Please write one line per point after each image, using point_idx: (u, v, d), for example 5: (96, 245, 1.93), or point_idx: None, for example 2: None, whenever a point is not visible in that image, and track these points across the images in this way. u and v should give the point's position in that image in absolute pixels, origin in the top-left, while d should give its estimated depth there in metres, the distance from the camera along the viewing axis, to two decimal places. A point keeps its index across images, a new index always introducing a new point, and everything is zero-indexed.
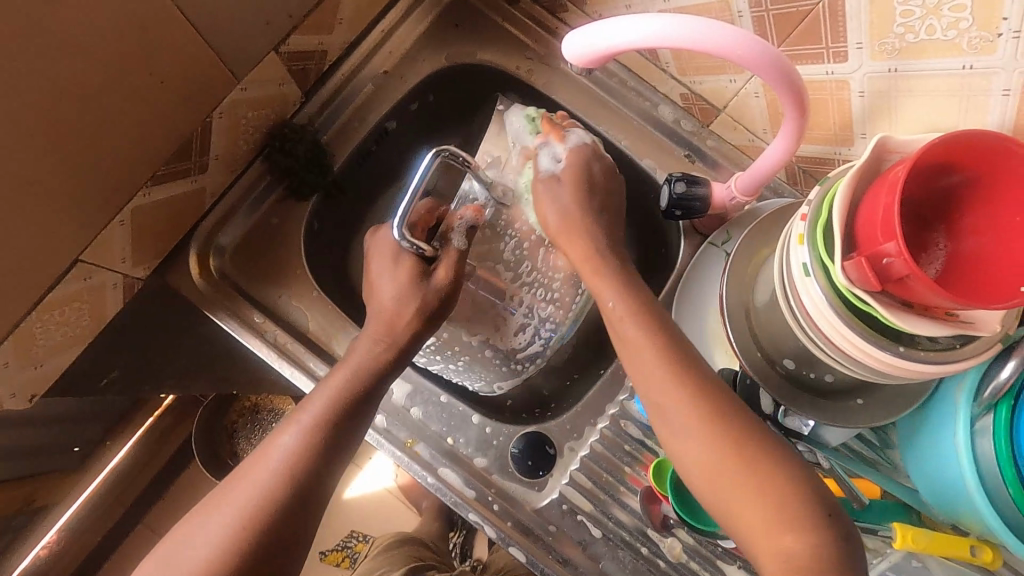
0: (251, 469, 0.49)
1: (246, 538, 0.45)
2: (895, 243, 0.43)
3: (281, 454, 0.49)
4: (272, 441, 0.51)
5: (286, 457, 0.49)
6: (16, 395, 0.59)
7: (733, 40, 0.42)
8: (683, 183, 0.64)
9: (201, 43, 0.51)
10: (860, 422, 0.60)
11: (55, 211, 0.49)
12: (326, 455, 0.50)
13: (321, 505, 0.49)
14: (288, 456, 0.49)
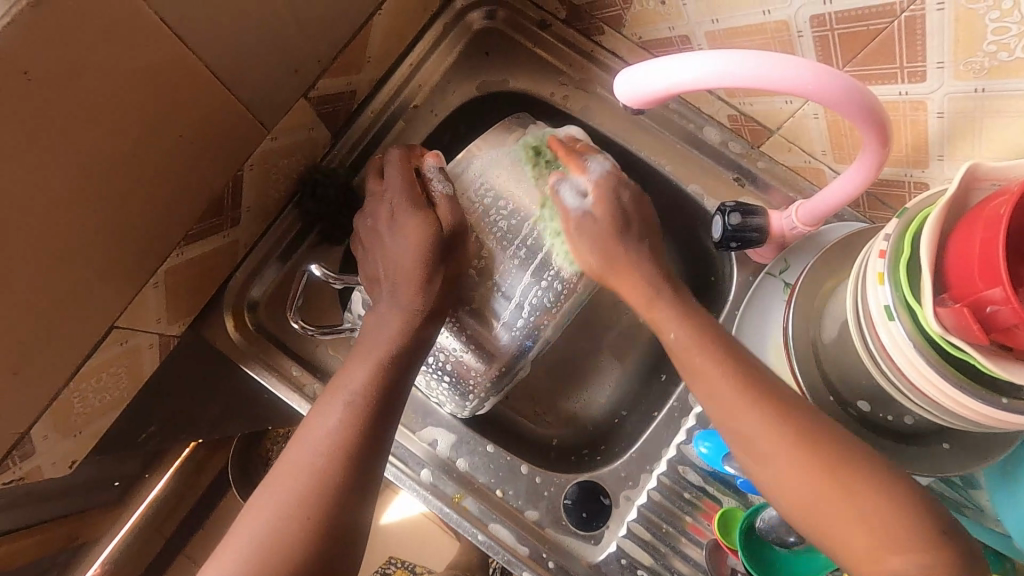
0: (300, 449, 0.48)
1: (310, 515, 0.45)
2: (1002, 288, 0.39)
3: (327, 433, 0.49)
4: (316, 419, 0.50)
5: (337, 437, 0.48)
6: (56, 463, 0.57)
7: (801, 74, 0.38)
8: (738, 215, 0.60)
9: (231, 99, 0.49)
10: (948, 470, 0.55)
11: (90, 283, 0.47)
12: (373, 432, 0.50)
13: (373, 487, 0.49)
14: (338, 435, 0.48)
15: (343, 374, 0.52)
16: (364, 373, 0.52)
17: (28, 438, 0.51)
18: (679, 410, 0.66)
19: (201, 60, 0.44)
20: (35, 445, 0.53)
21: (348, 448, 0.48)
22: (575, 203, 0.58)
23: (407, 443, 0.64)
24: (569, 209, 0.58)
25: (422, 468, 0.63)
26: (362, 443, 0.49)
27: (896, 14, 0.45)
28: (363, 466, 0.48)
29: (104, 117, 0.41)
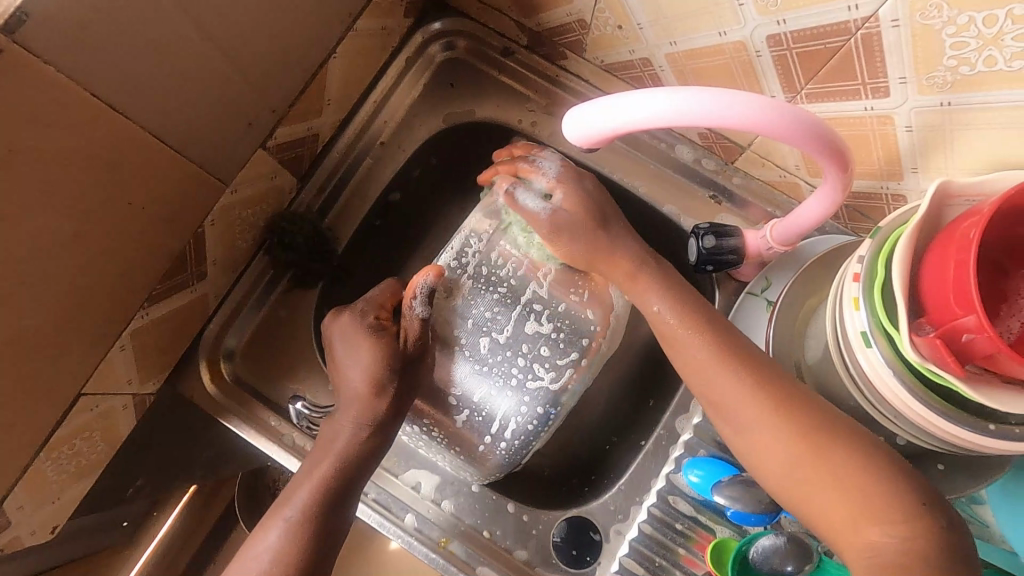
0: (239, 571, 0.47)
1: None
2: (975, 316, 0.37)
3: (266, 552, 0.47)
4: (258, 538, 0.49)
5: (274, 556, 0.47)
6: (36, 530, 0.56)
7: (751, 109, 0.37)
8: (712, 237, 0.58)
9: (183, 160, 0.48)
10: (945, 492, 0.53)
11: (51, 356, 0.47)
12: (318, 551, 0.48)
13: None
14: (276, 554, 0.47)
15: (289, 493, 0.51)
16: (313, 490, 0.50)
17: (2, 511, 0.51)
18: (667, 438, 0.64)
19: (144, 128, 0.44)
20: (9, 517, 0.52)
21: (286, 568, 0.47)
22: (538, 206, 0.56)
23: (390, 487, 0.63)
24: (533, 211, 0.56)
25: (406, 513, 0.62)
26: (303, 564, 0.47)
27: (851, 32, 0.43)
28: None
29: (47, 196, 0.40)
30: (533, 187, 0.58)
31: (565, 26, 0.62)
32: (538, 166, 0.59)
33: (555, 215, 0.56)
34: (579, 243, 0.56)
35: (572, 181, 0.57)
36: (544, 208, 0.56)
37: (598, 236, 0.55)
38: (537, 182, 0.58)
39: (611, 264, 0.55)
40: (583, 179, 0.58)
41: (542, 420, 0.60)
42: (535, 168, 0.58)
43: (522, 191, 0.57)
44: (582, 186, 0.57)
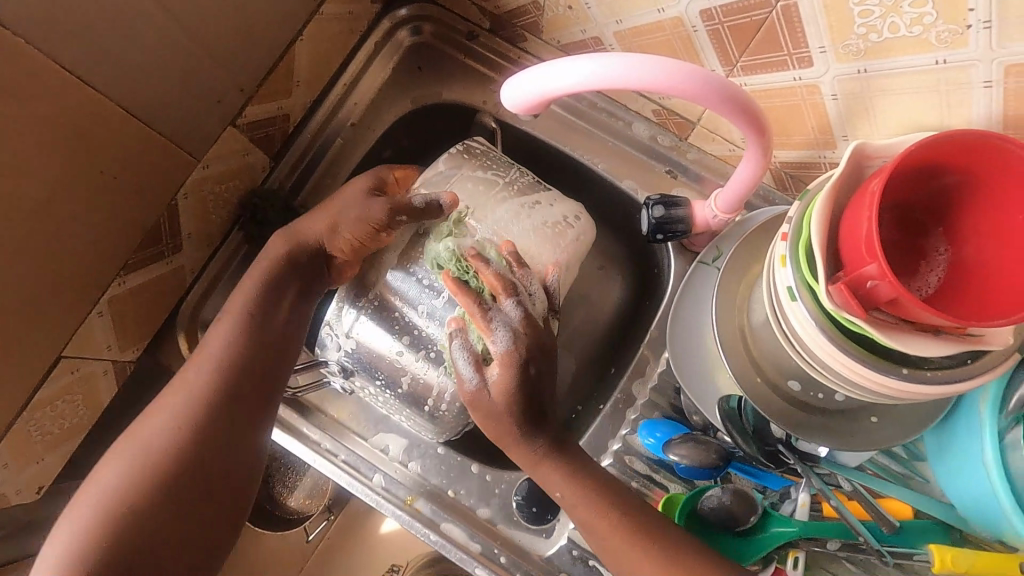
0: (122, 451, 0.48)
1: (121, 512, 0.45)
2: (877, 264, 0.40)
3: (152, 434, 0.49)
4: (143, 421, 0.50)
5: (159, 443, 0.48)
6: (22, 490, 0.60)
7: (667, 74, 0.40)
8: (661, 207, 0.61)
9: (152, 133, 0.52)
10: (878, 442, 0.56)
11: (30, 316, 0.50)
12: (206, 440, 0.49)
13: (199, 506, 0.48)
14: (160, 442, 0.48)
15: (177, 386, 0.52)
16: (225, 343, 0.54)
17: None
18: (624, 402, 0.67)
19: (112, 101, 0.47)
20: None
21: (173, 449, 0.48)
22: (469, 374, 0.52)
23: (360, 449, 0.66)
24: (463, 381, 0.53)
25: (374, 474, 0.65)
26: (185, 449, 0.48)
27: (772, 4, 0.46)
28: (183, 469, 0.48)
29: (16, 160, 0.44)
30: (474, 345, 0.53)
31: (521, 9, 0.65)
32: (495, 323, 0.52)
33: (489, 390, 0.52)
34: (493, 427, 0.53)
35: (516, 365, 0.51)
36: (473, 378, 0.52)
37: (508, 420, 0.52)
38: (487, 343, 0.52)
39: (498, 436, 0.53)
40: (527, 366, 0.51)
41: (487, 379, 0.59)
42: (492, 332, 0.51)
43: (467, 354, 0.53)
44: (524, 373, 0.51)
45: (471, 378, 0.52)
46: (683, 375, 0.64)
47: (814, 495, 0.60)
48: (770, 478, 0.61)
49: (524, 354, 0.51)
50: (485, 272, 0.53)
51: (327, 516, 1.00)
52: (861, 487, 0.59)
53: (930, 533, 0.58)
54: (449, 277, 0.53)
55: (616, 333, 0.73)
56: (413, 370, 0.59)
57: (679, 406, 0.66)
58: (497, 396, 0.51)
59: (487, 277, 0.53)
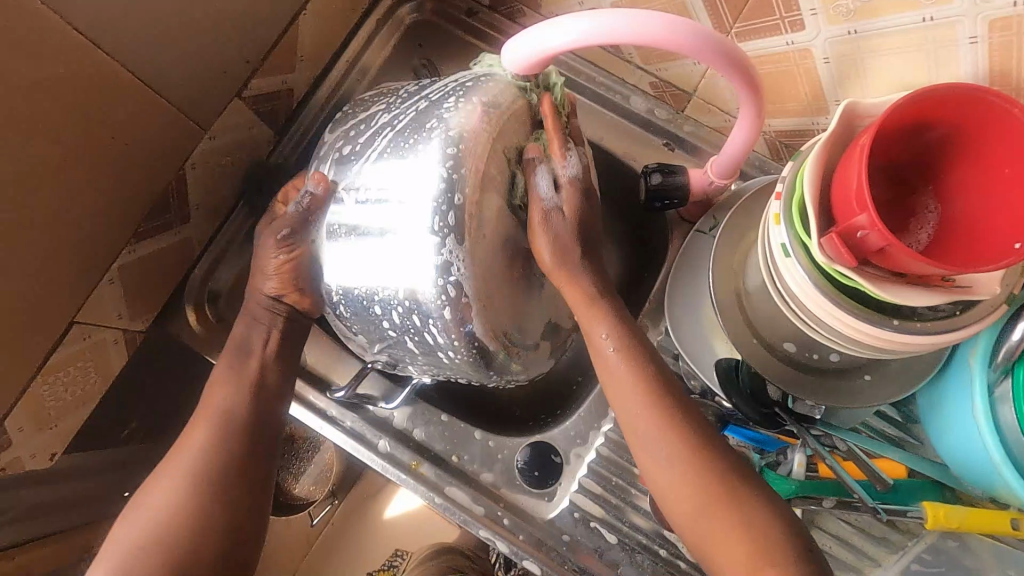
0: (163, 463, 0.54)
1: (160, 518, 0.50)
2: (867, 214, 0.41)
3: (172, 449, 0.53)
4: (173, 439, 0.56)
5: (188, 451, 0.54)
6: (35, 456, 0.61)
7: (663, 28, 0.42)
8: (658, 174, 0.63)
9: (161, 103, 0.53)
10: (868, 401, 0.58)
11: (44, 280, 0.52)
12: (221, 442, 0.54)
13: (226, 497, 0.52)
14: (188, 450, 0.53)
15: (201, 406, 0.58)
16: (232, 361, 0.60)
17: (4, 430, 0.56)
18: None
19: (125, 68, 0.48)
20: (11, 438, 0.57)
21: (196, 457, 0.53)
22: (549, 190, 0.52)
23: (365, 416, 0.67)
24: (543, 195, 0.52)
25: (380, 439, 0.66)
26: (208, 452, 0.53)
27: None
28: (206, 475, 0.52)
29: (32, 123, 0.45)
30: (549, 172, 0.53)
31: None
32: (540, 176, 0.52)
33: (563, 210, 0.53)
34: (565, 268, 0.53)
35: (582, 190, 0.54)
36: (551, 198, 0.53)
37: (573, 246, 0.53)
38: (557, 165, 0.53)
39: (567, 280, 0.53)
40: (590, 199, 0.55)
41: (463, 336, 0.51)
42: (566, 158, 0.53)
43: (547, 168, 0.53)
44: (585, 198, 0.54)
45: (551, 198, 0.53)
46: (679, 340, 0.66)
47: (810, 456, 0.62)
48: (767, 441, 0.63)
49: (586, 176, 0.54)
50: (544, 99, 0.54)
51: (331, 500, 1.06)
52: (857, 447, 0.60)
53: (923, 492, 0.60)
54: (532, 126, 0.53)
55: (616, 303, 0.75)
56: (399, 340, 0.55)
57: (677, 371, 0.67)
58: (569, 224, 0.53)
59: (545, 103, 0.53)
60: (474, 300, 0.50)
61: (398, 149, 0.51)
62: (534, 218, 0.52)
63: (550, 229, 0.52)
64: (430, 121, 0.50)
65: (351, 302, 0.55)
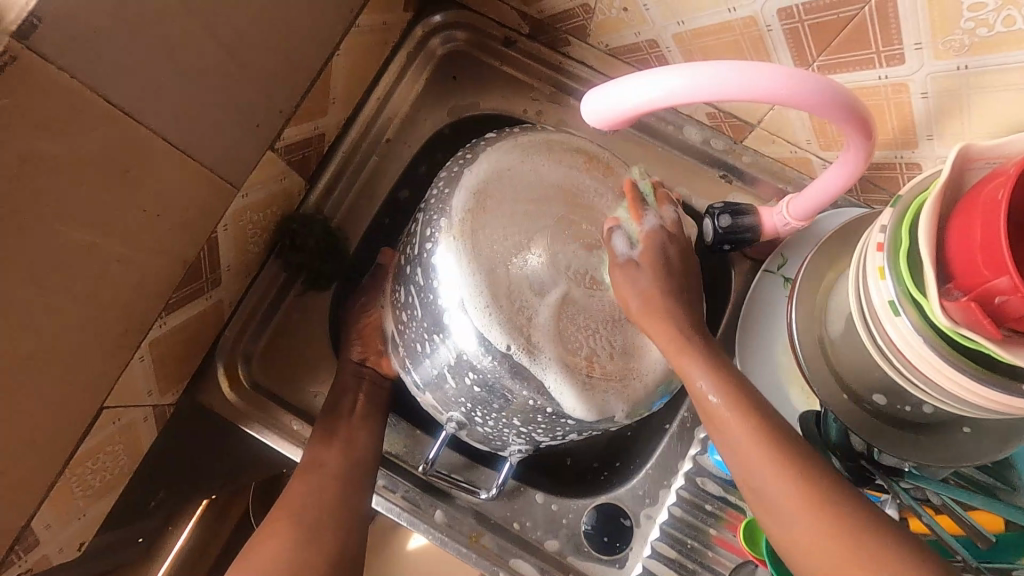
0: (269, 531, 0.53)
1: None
2: (1008, 278, 0.37)
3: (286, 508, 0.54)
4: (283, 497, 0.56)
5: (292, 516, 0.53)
6: (64, 549, 0.56)
7: (775, 80, 0.37)
8: (727, 216, 0.59)
9: (197, 167, 0.48)
10: (974, 458, 0.53)
11: (74, 369, 0.46)
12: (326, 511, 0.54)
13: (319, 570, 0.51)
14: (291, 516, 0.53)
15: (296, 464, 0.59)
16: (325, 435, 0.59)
17: (30, 529, 0.50)
18: (691, 420, 0.64)
19: (159, 135, 0.43)
20: (38, 536, 0.52)
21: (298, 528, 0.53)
22: (626, 247, 0.53)
23: (418, 485, 0.62)
24: (616, 254, 0.53)
25: (435, 509, 0.61)
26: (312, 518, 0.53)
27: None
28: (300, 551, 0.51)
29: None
30: (630, 237, 0.54)
31: (569, 12, 0.61)
32: (646, 211, 0.55)
33: (638, 263, 0.52)
34: (640, 297, 0.50)
35: (662, 236, 0.53)
36: (629, 253, 0.52)
37: (666, 287, 0.50)
38: (631, 228, 0.54)
39: (651, 317, 0.49)
40: (673, 242, 0.53)
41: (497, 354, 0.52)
42: (643, 217, 0.54)
43: (623, 232, 0.53)
44: (667, 252, 0.52)
45: (625, 255, 0.52)
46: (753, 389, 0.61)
47: (900, 510, 0.58)
48: None
49: (667, 237, 0.53)
50: (656, 195, 0.57)
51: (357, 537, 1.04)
52: (950, 500, 0.57)
53: None
54: (627, 187, 0.56)
55: None
56: (464, 383, 0.55)
57: None
58: (647, 266, 0.51)
59: (656, 195, 0.56)
60: (494, 323, 0.51)
61: (429, 206, 0.56)
62: (614, 276, 0.52)
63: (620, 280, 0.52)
64: (446, 177, 0.56)
65: (417, 363, 0.58)
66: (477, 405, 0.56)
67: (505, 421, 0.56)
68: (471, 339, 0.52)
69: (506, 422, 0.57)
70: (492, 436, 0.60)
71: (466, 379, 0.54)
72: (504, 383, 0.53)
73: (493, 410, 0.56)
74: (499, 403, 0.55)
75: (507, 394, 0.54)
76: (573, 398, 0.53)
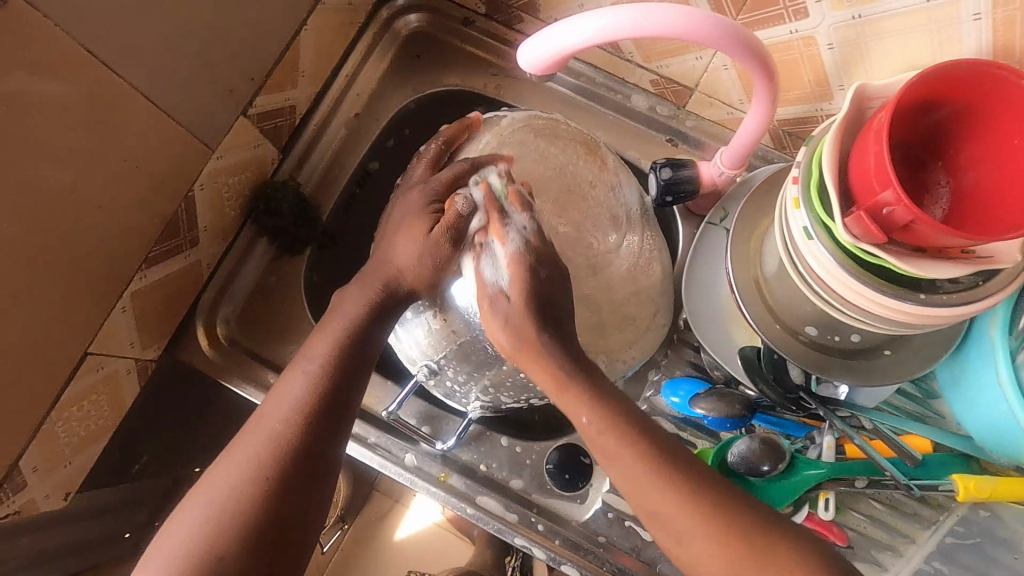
0: (268, 424, 0.46)
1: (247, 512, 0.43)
2: (893, 190, 0.42)
3: (289, 405, 0.47)
4: (282, 391, 0.48)
5: (300, 409, 0.47)
6: (51, 496, 0.59)
7: (687, 21, 0.43)
8: (668, 169, 0.63)
9: (173, 125, 0.52)
10: (893, 376, 0.58)
11: (57, 311, 0.50)
12: (332, 422, 0.47)
13: (315, 490, 0.45)
14: (301, 408, 0.47)
15: (307, 346, 0.50)
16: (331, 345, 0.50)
17: (19, 470, 0.53)
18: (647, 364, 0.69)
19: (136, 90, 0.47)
20: (27, 478, 0.55)
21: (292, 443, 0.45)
22: (492, 277, 0.51)
23: (390, 432, 0.66)
24: (485, 282, 0.52)
25: (405, 453, 0.65)
26: (318, 427, 0.47)
27: None
28: (289, 470, 0.45)
29: (34, 146, 0.44)
30: (496, 262, 0.52)
31: None
32: (508, 229, 0.52)
33: (506, 297, 0.50)
34: (508, 335, 0.49)
35: (525, 265, 0.50)
36: (495, 279, 0.51)
37: (522, 320, 0.49)
38: (499, 252, 0.51)
39: (523, 352, 0.49)
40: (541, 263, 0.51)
41: None
42: (507, 234, 0.51)
43: (490, 258, 0.52)
44: (534, 275, 0.50)
45: (494, 282, 0.51)
46: (699, 330, 0.66)
47: (838, 437, 0.62)
48: (794, 427, 0.63)
49: (534, 257, 0.51)
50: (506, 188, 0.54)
51: (342, 525, 1.05)
52: (883, 425, 0.61)
53: (951, 465, 0.60)
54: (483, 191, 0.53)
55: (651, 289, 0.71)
56: (450, 340, 0.59)
57: (699, 363, 0.68)
58: (513, 294, 0.49)
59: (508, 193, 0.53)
60: None
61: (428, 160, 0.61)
62: (482, 307, 0.51)
63: (489, 308, 0.51)
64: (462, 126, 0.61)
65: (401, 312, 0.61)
66: (455, 356, 0.60)
67: (484, 379, 0.61)
68: (462, 302, 0.56)
69: (488, 381, 0.61)
70: (457, 391, 0.64)
71: (454, 333, 0.59)
72: (492, 339, 0.58)
73: (480, 367, 0.60)
74: (482, 357, 0.59)
75: (491, 349, 0.59)
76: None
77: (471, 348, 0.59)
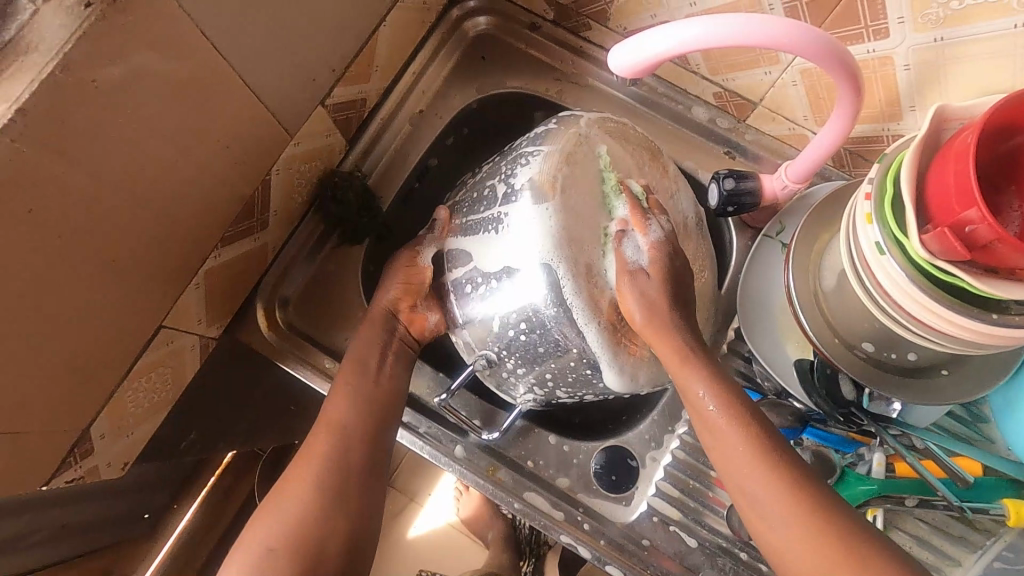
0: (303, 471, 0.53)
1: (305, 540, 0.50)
2: (976, 209, 0.43)
3: (323, 450, 0.54)
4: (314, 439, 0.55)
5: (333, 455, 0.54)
6: (111, 464, 0.60)
7: (782, 31, 0.44)
8: (731, 180, 0.64)
9: (263, 109, 0.53)
10: (950, 397, 0.59)
11: (142, 283, 0.51)
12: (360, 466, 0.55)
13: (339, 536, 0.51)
14: (334, 454, 0.54)
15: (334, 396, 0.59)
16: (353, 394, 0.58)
17: (88, 436, 0.54)
18: None
19: (237, 72, 0.49)
20: (94, 445, 0.56)
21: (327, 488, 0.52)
22: (634, 257, 0.57)
23: (440, 423, 0.67)
24: (626, 261, 0.57)
25: (454, 444, 0.66)
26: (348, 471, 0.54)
27: None
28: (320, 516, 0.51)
29: None
30: (634, 245, 0.58)
31: None
32: (651, 225, 0.58)
33: (647, 275, 0.57)
34: (644, 311, 0.55)
35: (666, 251, 0.58)
36: (636, 259, 0.57)
37: (659, 300, 0.55)
38: (639, 239, 0.58)
39: (656, 330, 0.55)
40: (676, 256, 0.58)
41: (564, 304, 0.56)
42: (647, 226, 0.58)
43: (630, 243, 0.58)
44: (672, 261, 0.58)
45: (635, 264, 0.57)
46: (752, 341, 0.67)
47: (887, 455, 0.62)
48: (840, 442, 0.64)
49: (671, 249, 0.58)
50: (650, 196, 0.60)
51: None
52: (934, 445, 0.61)
53: (1003, 489, 0.60)
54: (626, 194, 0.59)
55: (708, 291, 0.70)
56: (515, 332, 0.59)
57: (749, 373, 0.69)
58: (654, 277, 0.56)
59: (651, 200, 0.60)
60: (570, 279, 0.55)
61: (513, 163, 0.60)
62: (622, 285, 0.56)
63: (635, 295, 0.56)
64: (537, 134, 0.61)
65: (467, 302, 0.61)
66: (518, 349, 0.60)
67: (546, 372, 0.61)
68: (538, 289, 0.56)
69: (549, 374, 0.61)
70: (511, 381, 0.64)
71: (520, 323, 0.58)
72: (559, 332, 0.57)
73: (543, 361, 0.60)
74: (548, 350, 0.59)
75: (560, 343, 0.58)
76: (617, 361, 0.59)
77: (536, 342, 0.59)
